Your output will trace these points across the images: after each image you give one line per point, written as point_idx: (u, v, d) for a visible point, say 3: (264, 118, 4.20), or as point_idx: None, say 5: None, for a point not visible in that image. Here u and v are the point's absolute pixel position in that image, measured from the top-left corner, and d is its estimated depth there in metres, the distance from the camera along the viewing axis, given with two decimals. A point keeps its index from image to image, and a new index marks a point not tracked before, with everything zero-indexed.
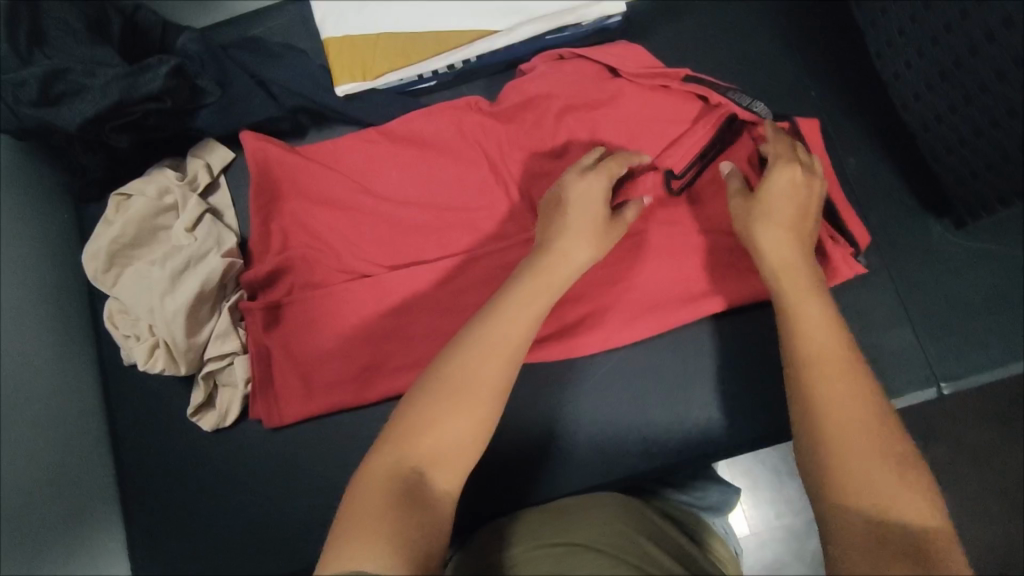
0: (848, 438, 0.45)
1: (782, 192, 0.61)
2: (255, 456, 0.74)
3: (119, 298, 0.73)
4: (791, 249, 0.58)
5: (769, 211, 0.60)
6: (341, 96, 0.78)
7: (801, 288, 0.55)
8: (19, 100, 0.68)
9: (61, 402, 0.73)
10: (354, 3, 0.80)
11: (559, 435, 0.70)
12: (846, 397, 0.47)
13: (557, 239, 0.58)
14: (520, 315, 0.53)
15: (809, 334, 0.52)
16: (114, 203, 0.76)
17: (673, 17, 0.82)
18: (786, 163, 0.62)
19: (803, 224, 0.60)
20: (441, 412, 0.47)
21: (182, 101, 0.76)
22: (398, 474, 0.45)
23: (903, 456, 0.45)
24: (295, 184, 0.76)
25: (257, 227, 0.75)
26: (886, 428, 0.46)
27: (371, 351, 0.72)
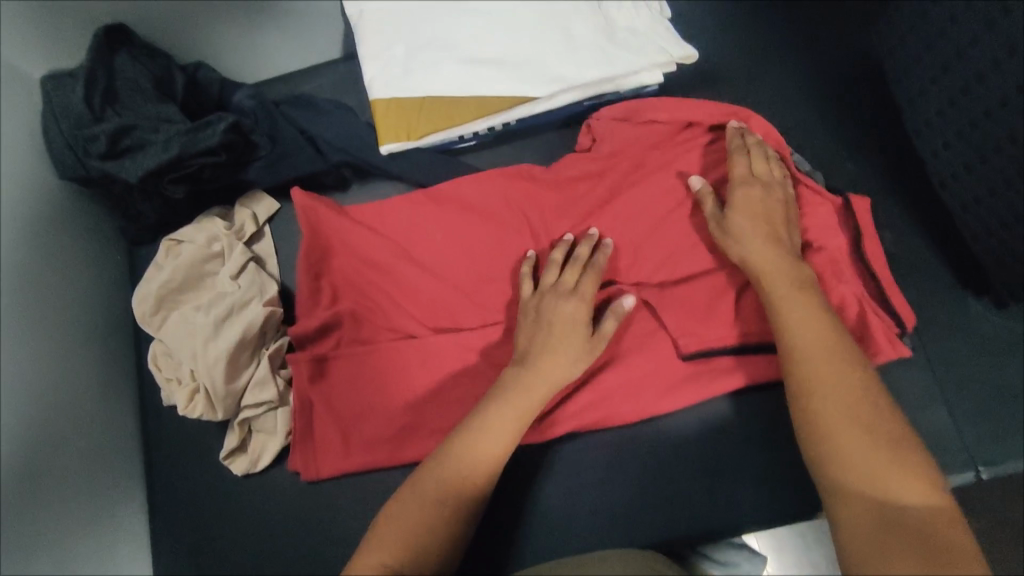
0: (851, 437, 0.51)
1: (745, 208, 0.66)
2: (283, 501, 0.75)
3: (164, 342, 0.76)
4: (768, 250, 0.64)
5: (740, 225, 0.66)
6: (384, 154, 0.80)
7: (782, 288, 0.61)
8: (88, 153, 0.72)
9: (99, 439, 0.76)
10: (399, 62, 0.81)
11: (575, 513, 0.69)
12: (842, 393, 0.53)
13: (541, 358, 0.64)
14: (499, 425, 0.60)
15: (796, 328, 0.58)
16: (164, 249, 0.80)
17: (709, 86, 0.84)
18: (744, 181, 0.68)
19: (772, 222, 0.66)
20: (422, 511, 0.55)
21: (235, 155, 0.80)
22: (383, 571, 0.51)
23: (890, 432, 0.51)
24: (343, 243, 0.79)
25: (308, 282, 0.78)
26: (875, 407, 0.53)
27: (406, 410, 0.73)
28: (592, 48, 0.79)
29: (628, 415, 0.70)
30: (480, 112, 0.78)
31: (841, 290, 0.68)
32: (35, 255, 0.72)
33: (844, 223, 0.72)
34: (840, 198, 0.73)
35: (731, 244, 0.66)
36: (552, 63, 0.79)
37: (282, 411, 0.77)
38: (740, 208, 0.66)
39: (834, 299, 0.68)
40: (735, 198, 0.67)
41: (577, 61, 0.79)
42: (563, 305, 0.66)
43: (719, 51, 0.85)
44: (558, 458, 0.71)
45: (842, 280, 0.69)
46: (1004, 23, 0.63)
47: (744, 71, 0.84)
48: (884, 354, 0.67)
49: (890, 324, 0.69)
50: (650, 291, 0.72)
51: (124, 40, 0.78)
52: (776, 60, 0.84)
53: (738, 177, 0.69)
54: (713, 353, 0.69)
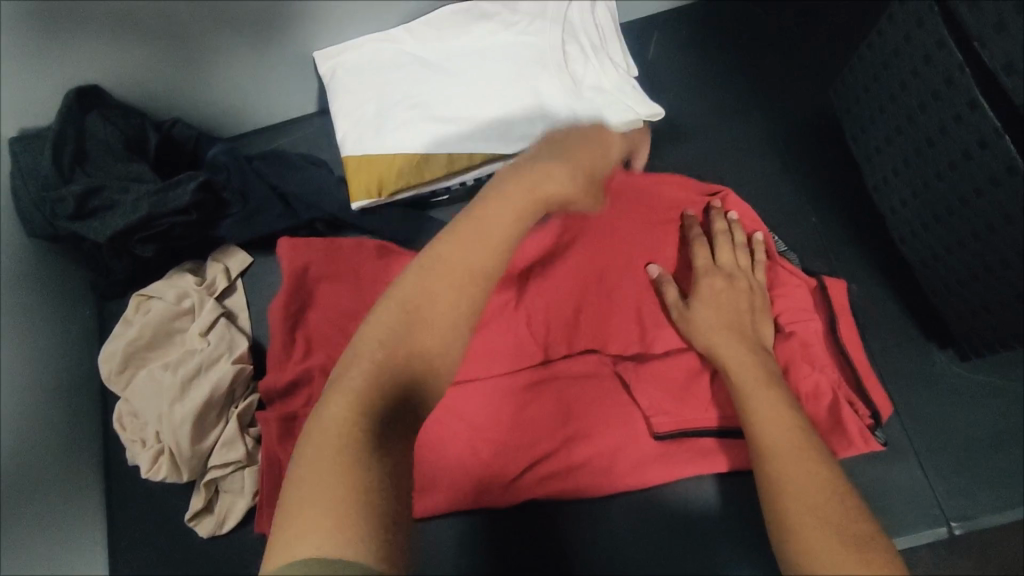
0: (814, 529, 0.47)
1: (711, 298, 0.69)
2: (253, 562, 0.75)
3: (129, 402, 0.75)
4: (735, 344, 0.65)
5: (703, 316, 0.68)
6: (356, 210, 0.82)
7: (750, 380, 0.61)
8: (56, 214, 0.72)
9: (63, 504, 0.74)
10: (371, 120, 0.82)
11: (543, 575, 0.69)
12: (807, 486, 0.51)
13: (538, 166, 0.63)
14: (506, 214, 0.56)
15: (763, 420, 0.58)
16: (134, 304, 0.80)
17: (677, 140, 0.86)
18: (711, 273, 0.71)
19: (736, 313, 0.68)
20: (426, 295, 0.50)
21: (207, 213, 0.81)
22: (371, 389, 0.45)
23: (862, 530, 0.47)
24: (319, 298, 0.80)
25: (282, 334, 0.77)
26: (844, 505, 0.49)
27: None
28: (561, 106, 0.81)
29: (598, 470, 0.70)
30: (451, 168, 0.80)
31: (815, 377, 0.68)
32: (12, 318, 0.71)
33: (820, 303, 0.74)
34: (818, 282, 0.75)
35: (694, 333, 0.69)
36: (522, 121, 0.81)
37: (249, 470, 0.75)
38: (705, 298, 0.69)
39: (808, 385, 0.68)
40: (699, 289, 0.70)
41: (546, 119, 0.81)
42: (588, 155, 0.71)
43: (687, 106, 0.88)
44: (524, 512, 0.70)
45: (815, 366, 0.69)
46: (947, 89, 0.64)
47: (711, 126, 0.87)
48: (855, 448, 0.66)
49: (865, 413, 0.69)
50: (626, 365, 0.73)
51: (98, 101, 0.77)
52: (742, 115, 0.87)
53: (704, 266, 0.72)
54: (690, 434, 0.70)
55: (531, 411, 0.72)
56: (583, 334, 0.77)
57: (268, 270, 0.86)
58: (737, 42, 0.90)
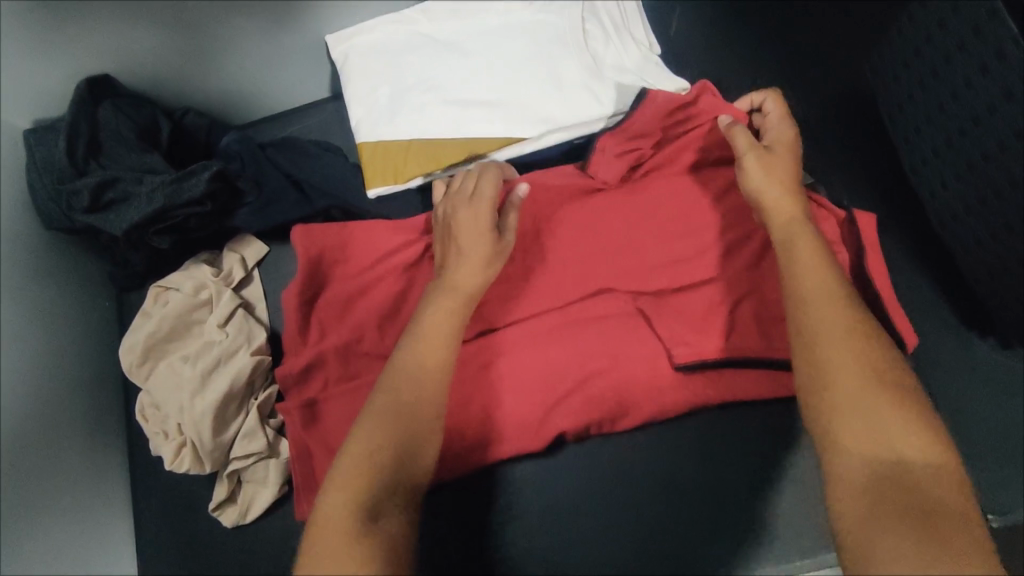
0: (851, 381, 0.49)
1: (777, 154, 0.64)
2: (277, 551, 0.75)
3: (151, 394, 0.76)
4: (783, 201, 0.62)
5: (758, 170, 0.64)
6: (372, 197, 0.79)
7: (793, 234, 0.59)
8: (72, 208, 0.71)
9: (88, 496, 0.75)
10: (386, 107, 0.80)
11: None
12: (843, 336, 0.51)
13: (457, 265, 0.64)
14: (447, 316, 0.61)
15: (797, 268, 0.56)
16: (153, 295, 0.80)
17: None
18: (784, 131, 0.66)
19: (794, 175, 0.64)
20: (404, 397, 0.55)
21: (222, 202, 0.80)
22: (355, 500, 0.49)
23: (896, 380, 0.49)
24: (334, 287, 0.78)
25: (297, 318, 0.76)
26: (881, 355, 0.50)
27: None
28: (578, 86, 0.78)
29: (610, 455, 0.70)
30: (466, 153, 0.77)
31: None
32: (27, 313, 0.71)
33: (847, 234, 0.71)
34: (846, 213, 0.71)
35: (751, 183, 0.63)
36: (540, 104, 0.78)
37: (273, 461, 0.76)
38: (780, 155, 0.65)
39: None
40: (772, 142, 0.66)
41: (564, 102, 0.78)
42: (461, 213, 0.67)
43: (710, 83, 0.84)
44: (536, 489, 0.69)
45: None
46: (1014, 55, 0.59)
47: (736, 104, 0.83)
48: None
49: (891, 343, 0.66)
50: (647, 300, 0.74)
51: (110, 91, 0.76)
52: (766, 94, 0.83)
53: (775, 125, 0.67)
54: (712, 365, 0.70)
55: (545, 370, 0.72)
56: (605, 299, 0.75)
57: (283, 260, 0.85)
58: (762, 15, 0.86)
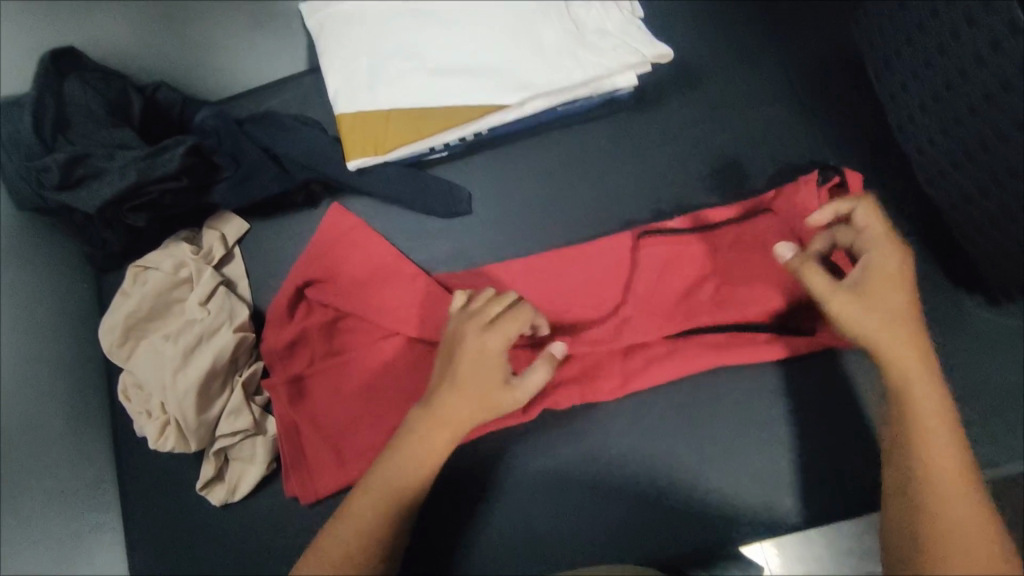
0: (958, 523, 0.50)
1: (881, 277, 0.57)
2: (266, 528, 0.75)
3: (133, 374, 0.74)
4: (897, 330, 0.56)
5: (864, 291, 0.57)
6: (353, 170, 0.78)
7: (906, 356, 0.56)
8: (43, 184, 0.70)
9: (73, 478, 0.74)
10: (365, 77, 0.78)
11: (560, 531, 0.69)
12: (954, 478, 0.52)
13: (452, 394, 0.61)
14: (462, 407, 0.61)
15: (917, 392, 0.55)
16: (131, 275, 0.78)
17: (687, 84, 0.81)
18: (881, 242, 0.58)
19: (903, 314, 0.56)
20: (399, 478, 0.59)
21: (199, 178, 0.78)
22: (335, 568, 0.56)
23: (998, 540, 0.50)
24: (318, 263, 0.78)
25: (286, 296, 0.77)
26: (984, 509, 0.51)
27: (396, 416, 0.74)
28: (560, 52, 0.77)
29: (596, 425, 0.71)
30: (448, 122, 0.76)
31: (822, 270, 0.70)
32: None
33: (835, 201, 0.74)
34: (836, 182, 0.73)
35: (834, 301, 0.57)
36: (522, 70, 0.77)
37: (260, 438, 0.75)
38: (875, 280, 0.57)
39: None
40: (868, 259, 0.58)
41: (547, 68, 0.76)
42: (470, 341, 0.62)
43: (696, 48, 0.83)
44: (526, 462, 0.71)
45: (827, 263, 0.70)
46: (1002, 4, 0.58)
47: (722, 68, 0.82)
48: None
49: None
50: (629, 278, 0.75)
51: (75, 64, 0.73)
52: (751, 59, 0.82)
53: (873, 233, 0.59)
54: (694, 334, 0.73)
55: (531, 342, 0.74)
56: (592, 276, 0.76)
57: (264, 236, 0.83)
58: None
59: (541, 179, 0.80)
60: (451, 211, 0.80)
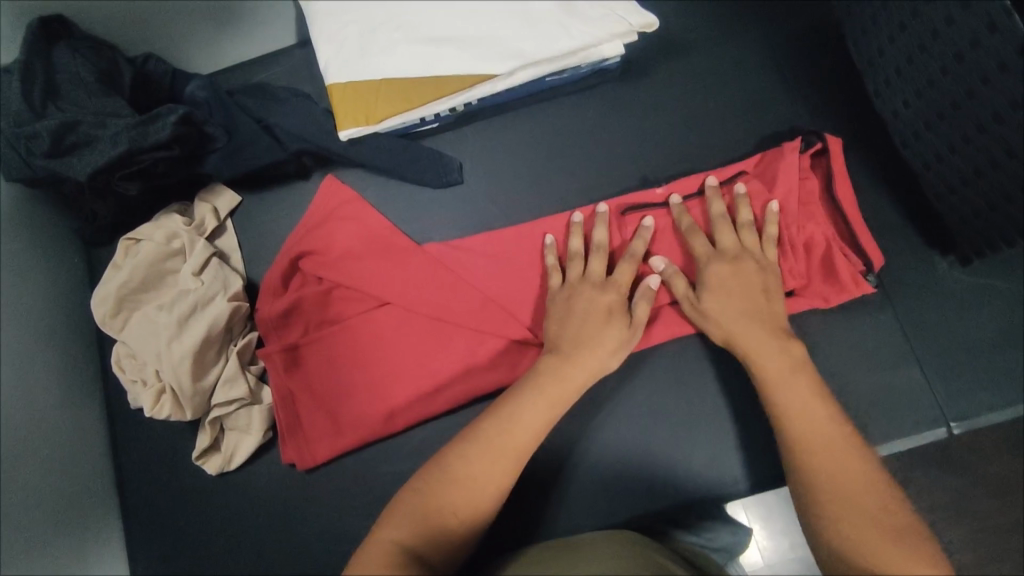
0: (841, 496, 0.51)
1: (721, 284, 0.67)
2: (262, 496, 0.75)
3: (127, 344, 0.74)
4: (752, 332, 0.64)
5: (707, 300, 0.67)
6: (343, 140, 0.78)
7: (763, 348, 0.63)
8: (32, 152, 0.70)
9: (67, 449, 0.74)
10: (355, 46, 0.79)
11: (558, 491, 0.71)
12: (834, 456, 0.54)
13: (572, 344, 0.64)
14: (541, 403, 0.60)
15: (780, 382, 0.60)
16: (123, 248, 0.78)
17: (673, 55, 0.83)
18: (719, 256, 0.69)
19: (752, 305, 0.66)
20: (493, 448, 0.55)
21: (191, 147, 0.78)
22: (396, 544, 0.49)
23: (891, 509, 0.50)
24: (313, 234, 0.78)
25: (282, 268, 0.77)
26: (878, 482, 0.52)
27: (390, 383, 0.74)
28: (551, 23, 0.78)
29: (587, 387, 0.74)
30: (439, 91, 0.77)
31: (808, 229, 0.73)
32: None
33: (819, 165, 0.76)
34: (819, 146, 0.75)
35: (707, 323, 0.67)
36: (511, 39, 0.78)
37: (256, 407, 0.75)
38: (715, 289, 0.67)
39: (802, 237, 0.73)
40: (704, 279, 0.68)
41: (536, 37, 0.78)
42: (594, 294, 0.68)
43: (681, 19, 0.85)
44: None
45: (812, 220, 0.73)
46: None
47: (708, 38, 0.84)
48: (848, 292, 0.72)
49: (856, 262, 0.72)
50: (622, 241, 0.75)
51: (65, 34, 0.75)
52: (738, 33, 0.84)
53: (704, 251, 0.70)
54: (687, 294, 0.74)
55: (525, 310, 0.75)
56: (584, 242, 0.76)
57: (257, 209, 0.83)
58: None
59: (531, 149, 0.82)
60: (443, 181, 0.81)
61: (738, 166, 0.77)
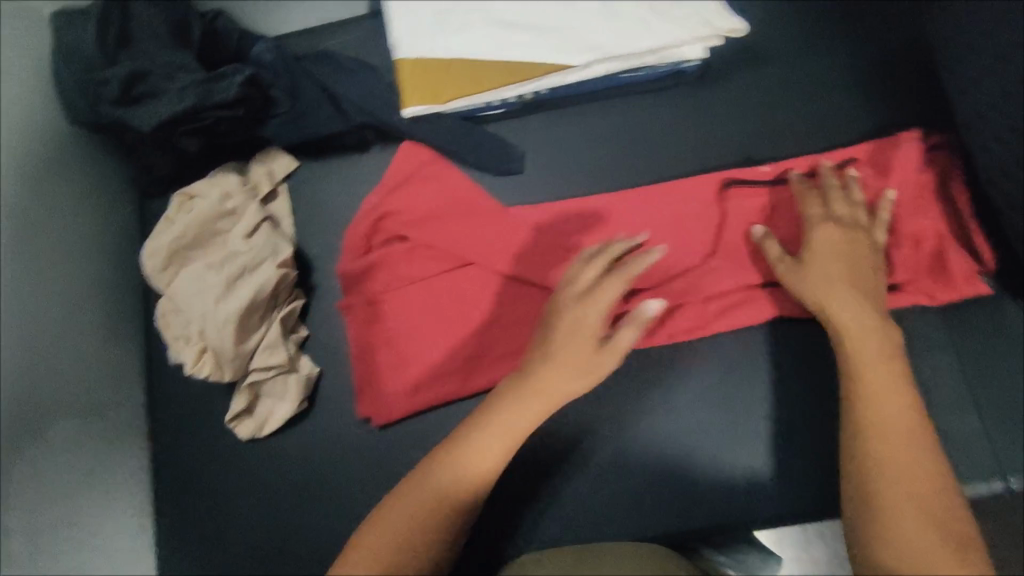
0: (900, 480, 0.52)
1: (826, 254, 0.66)
2: (290, 466, 0.75)
3: (172, 298, 0.74)
4: (849, 305, 0.62)
5: (810, 265, 0.66)
6: (406, 117, 0.78)
7: (859, 324, 0.61)
8: (100, 98, 0.70)
9: (103, 397, 0.75)
10: (429, 25, 0.78)
11: (586, 497, 0.70)
12: (904, 442, 0.54)
13: (541, 366, 0.63)
14: (556, 378, 0.62)
15: (864, 358, 0.59)
16: (176, 203, 0.77)
17: (751, 64, 0.80)
18: (828, 226, 0.68)
19: (854, 277, 0.65)
20: (499, 421, 0.61)
21: (254, 110, 0.77)
22: (409, 509, 0.57)
23: (946, 505, 0.51)
24: (396, 195, 0.77)
25: (366, 223, 0.77)
26: (939, 477, 0.53)
27: (475, 343, 0.74)
28: (633, 20, 0.77)
29: (633, 380, 0.72)
30: (507, 76, 0.76)
31: (921, 223, 0.73)
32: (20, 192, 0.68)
33: (941, 160, 0.75)
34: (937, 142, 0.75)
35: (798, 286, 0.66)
36: (588, 32, 0.76)
37: (293, 375, 0.75)
38: (821, 256, 0.66)
39: (913, 231, 0.73)
40: (814, 243, 0.67)
41: (614, 32, 0.76)
42: (569, 309, 0.65)
43: (763, 28, 0.82)
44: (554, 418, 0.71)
45: (925, 214, 0.73)
46: None
47: (790, 50, 0.81)
48: (962, 290, 0.71)
49: (970, 261, 0.72)
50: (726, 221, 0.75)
51: None
52: (825, 50, 0.80)
53: (816, 218, 0.69)
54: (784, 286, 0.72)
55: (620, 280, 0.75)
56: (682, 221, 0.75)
57: (312, 177, 0.82)
58: None
59: (596, 144, 0.79)
60: (504, 168, 0.79)
61: (847, 156, 0.76)
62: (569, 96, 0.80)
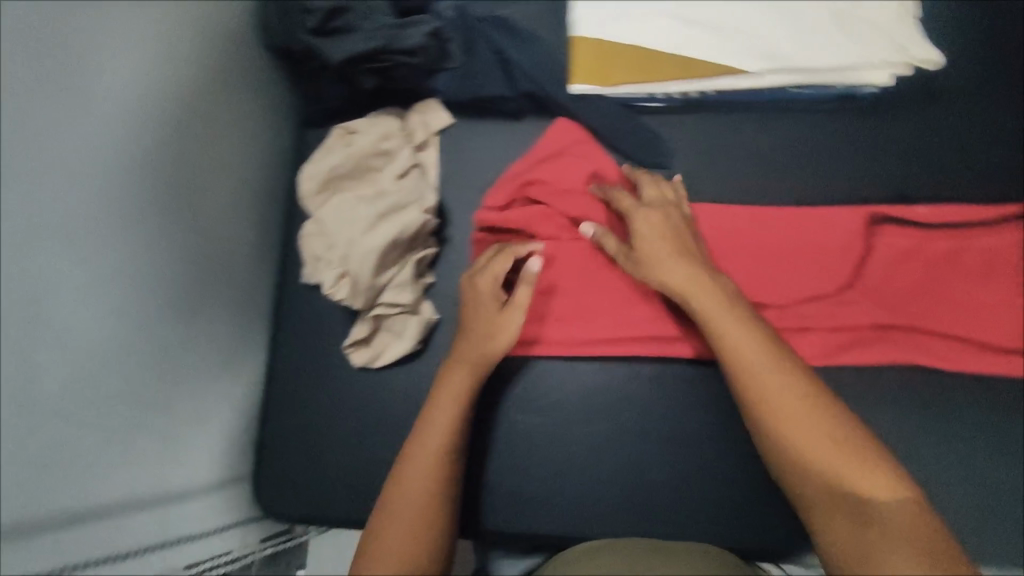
0: (804, 441, 0.56)
1: (647, 232, 0.70)
2: (394, 400, 0.79)
3: (319, 221, 0.78)
4: (689, 280, 0.66)
5: (643, 251, 0.70)
6: (572, 94, 0.80)
7: (710, 303, 0.64)
8: (299, 26, 0.75)
9: (239, 298, 0.80)
10: (614, 10, 0.81)
11: (671, 490, 0.73)
12: (790, 397, 0.58)
13: (471, 333, 0.71)
14: (499, 331, 0.70)
15: (724, 331, 0.63)
16: (337, 134, 0.81)
17: (927, 99, 0.78)
18: (645, 207, 0.72)
19: (683, 249, 0.69)
20: (464, 377, 0.69)
21: (429, 61, 0.80)
22: (428, 475, 0.64)
23: (848, 434, 0.56)
24: (544, 167, 0.80)
25: (512, 187, 0.79)
26: (830, 413, 0.57)
27: (596, 323, 0.76)
28: (818, 36, 0.77)
29: (694, 377, 0.75)
30: (679, 71, 0.78)
31: None
32: (165, 99, 0.68)
33: None
34: None
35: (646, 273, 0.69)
36: (774, 40, 0.78)
37: (414, 317, 0.78)
38: (647, 234, 0.70)
39: None
40: (634, 223, 0.71)
41: (799, 45, 0.77)
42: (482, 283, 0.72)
43: (951, 63, 0.79)
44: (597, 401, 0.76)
45: None
46: None
47: (971, 93, 0.78)
48: None
49: None
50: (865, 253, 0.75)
51: None
52: (1008, 101, 0.78)
53: (630, 204, 0.73)
54: (910, 327, 0.73)
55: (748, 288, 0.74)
56: (821, 244, 0.75)
57: (464, 135, 0.85)
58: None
59: (752, 153, 0.79)
60: (654, 162, 0.80)
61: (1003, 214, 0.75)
62: (734, 101, 0.80)
